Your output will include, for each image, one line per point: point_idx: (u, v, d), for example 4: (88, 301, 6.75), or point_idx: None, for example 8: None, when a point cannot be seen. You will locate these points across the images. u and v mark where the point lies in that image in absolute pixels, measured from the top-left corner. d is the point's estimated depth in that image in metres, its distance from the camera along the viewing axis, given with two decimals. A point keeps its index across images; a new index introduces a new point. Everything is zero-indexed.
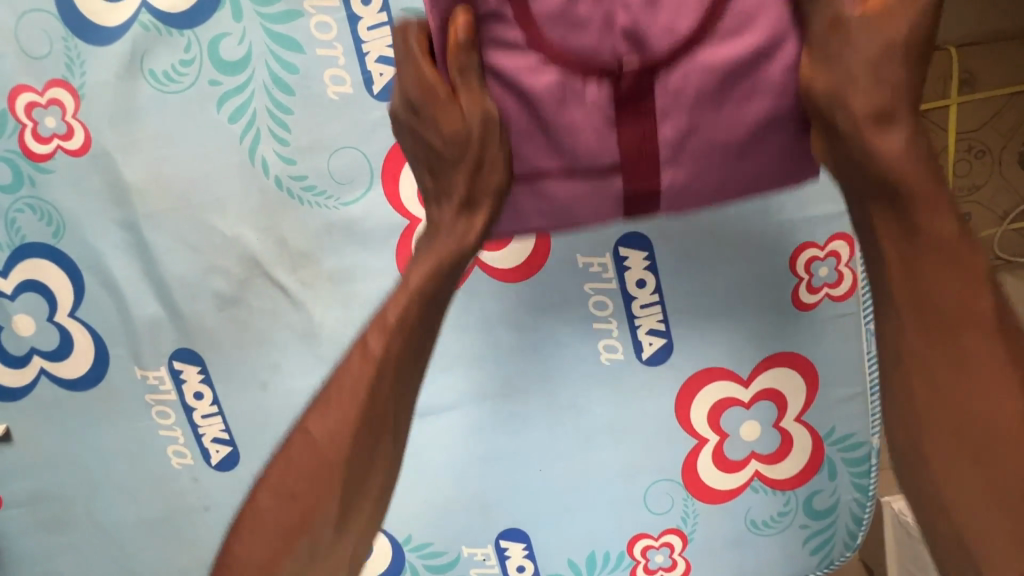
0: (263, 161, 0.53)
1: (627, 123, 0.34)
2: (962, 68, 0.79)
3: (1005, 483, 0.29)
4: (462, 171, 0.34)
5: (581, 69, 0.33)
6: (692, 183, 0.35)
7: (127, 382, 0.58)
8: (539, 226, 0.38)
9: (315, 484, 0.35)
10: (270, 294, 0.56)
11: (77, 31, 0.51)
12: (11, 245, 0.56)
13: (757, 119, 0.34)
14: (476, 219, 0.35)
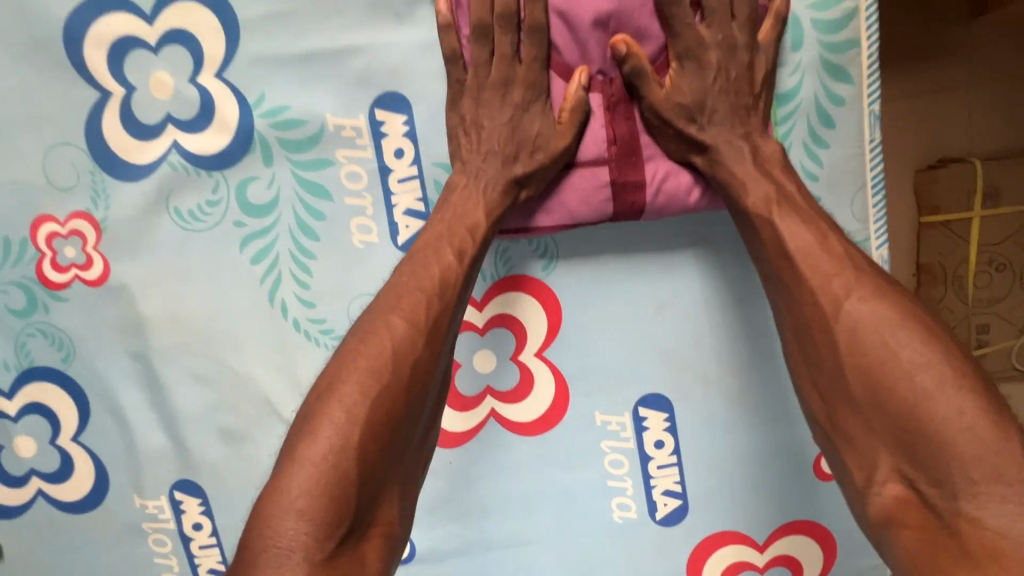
0: (283, 303, 0.53)
1: (620, 196, 0.47)
2: (987, 182, 0.76)
3: (914, 440, 0.34)
4: (474, 185, 0.47)
5: (589, 166, 0.48)
6: (672, 175, 0.48)
7: (126, 507, 0.57)
8: (546, 220, 0.49)
9: (356, 417, 0.36)
10: (279, 432, 0.55)
11: (104, 166, 0.51)
12: (19, 367, 0.54)
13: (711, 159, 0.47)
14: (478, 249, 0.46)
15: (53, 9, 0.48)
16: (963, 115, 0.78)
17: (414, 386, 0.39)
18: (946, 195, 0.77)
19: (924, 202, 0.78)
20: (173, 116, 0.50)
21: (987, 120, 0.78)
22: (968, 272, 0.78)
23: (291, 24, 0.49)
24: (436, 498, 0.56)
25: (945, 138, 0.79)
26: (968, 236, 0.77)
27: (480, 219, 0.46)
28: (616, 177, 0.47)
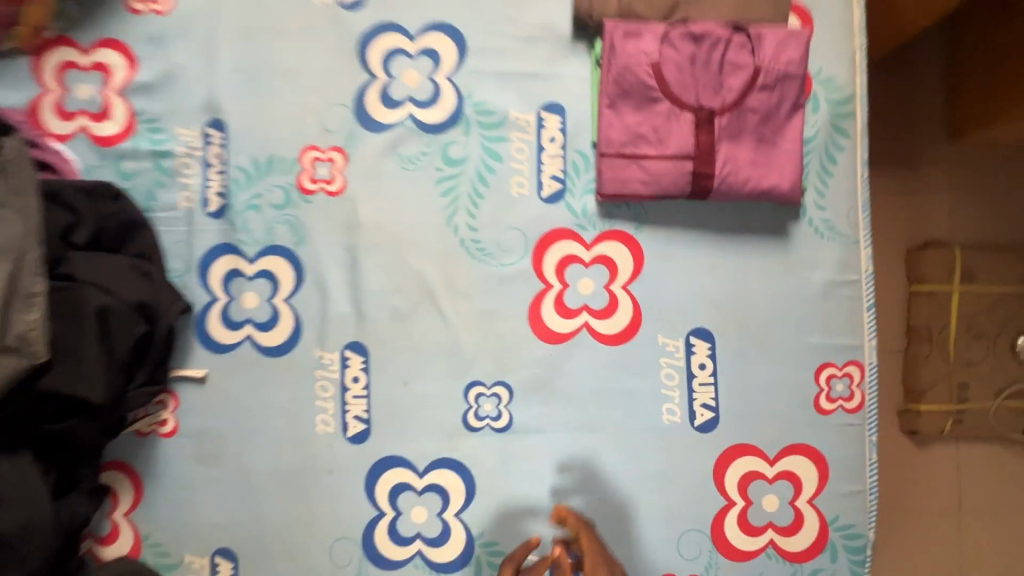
0: (455, 226, 0.77)
1: (697, 181, 0.71)
2: (962, 266, 1.18)
3: None
4: (624, 153, 0.73)
5: (680, 158, 0.71)
6: (733, 172, 0.71)
7: (307, 357, 0.78)
8: (643, 191, 0.73)
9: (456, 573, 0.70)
10: (432, 315, 0.77)
11: (361, 122, 0.79)
12: (264, 244, 0.79)
13: (757, 165, 0.72)
14: (653, 190, 0.72)
15: (358, 26, 0.79)
16: (943, 221, 1.23)
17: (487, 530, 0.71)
18: (928, 271, 1.19)
19: (914, 275, 1.21)
20: (413, 97, 0.78)
21: (954, 229, 1.23)
22: (951, 336, 1.18)
23: (501, 54, 0.78)
24: (534, 384, 0.76)
25: (931, 232, 1.23)
26: (949, 304, 1.19)
27: (668, 170, 0.71)
28: (696, 169, 0.71)
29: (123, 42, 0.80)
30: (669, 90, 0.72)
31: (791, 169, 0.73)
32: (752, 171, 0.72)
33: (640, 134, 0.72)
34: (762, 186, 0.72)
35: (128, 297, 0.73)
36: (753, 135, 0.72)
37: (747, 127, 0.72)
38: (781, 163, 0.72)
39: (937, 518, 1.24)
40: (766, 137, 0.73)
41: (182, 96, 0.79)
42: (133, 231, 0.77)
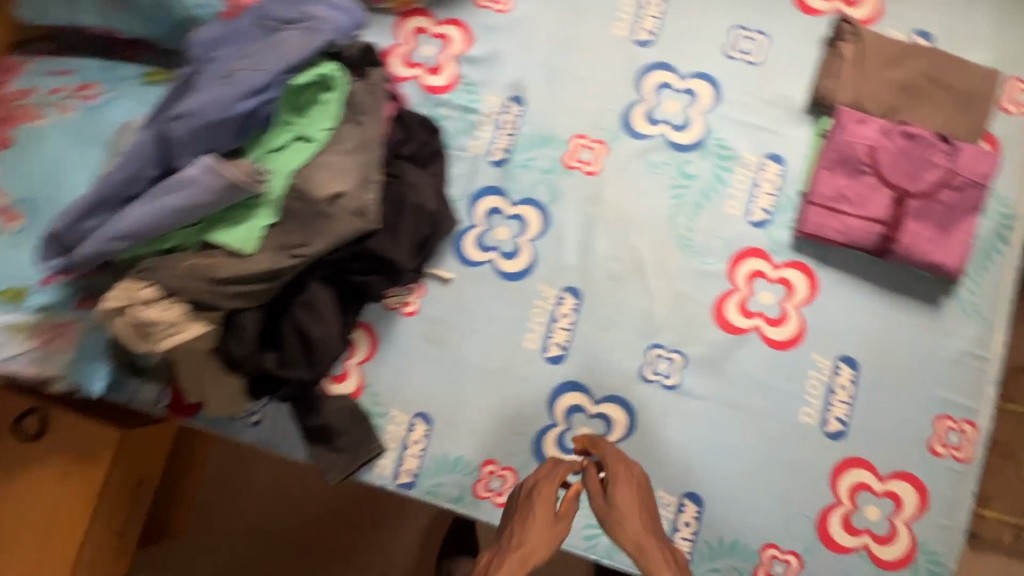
0: (675, 223, 0.99)
1: (882, 242, 0.91)
2: None
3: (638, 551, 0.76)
4: (828, 206, 0.93)
5: (873, 220, 0.91)
6: (913, 243, 0.90)
7: (533, 288, 1.00)
8: (835, 237, 0.93)
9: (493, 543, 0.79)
10: (638, 284, 0.98)
11: (624, 127, 1.02)
12: (525, 195, 1.02)
13: (933, 243, 0.91)
14: (843, 239, 0.92)
15: (643, 58, 1.03)
16: None
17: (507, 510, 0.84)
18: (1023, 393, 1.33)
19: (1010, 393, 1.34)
20: (671, 121, 1.01)
21: None
22: None
23: (745, 108, 1.01)
24: (704, 360, 0.95)
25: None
26: None
27: (861, 227, 0.91)
28: (884, 232, 0.91)
29: (467, 23, 1.06)
30: (878, 169, 0.92)
31: (959, 254, 0.91)
32: (928, 247, 0.90)
33: (846, 195, 0.93)
34: (932, 260, 0.90)
35: (430, 204, 0.96)
36: (935, 220, 0.91)
37: (932, 213, 0.91)
38: (952, 247, 0.91)
39: None
40: (945, 225, 0.91)
41: (498, 73, 1.05)
42: (436, 158, 1.01)
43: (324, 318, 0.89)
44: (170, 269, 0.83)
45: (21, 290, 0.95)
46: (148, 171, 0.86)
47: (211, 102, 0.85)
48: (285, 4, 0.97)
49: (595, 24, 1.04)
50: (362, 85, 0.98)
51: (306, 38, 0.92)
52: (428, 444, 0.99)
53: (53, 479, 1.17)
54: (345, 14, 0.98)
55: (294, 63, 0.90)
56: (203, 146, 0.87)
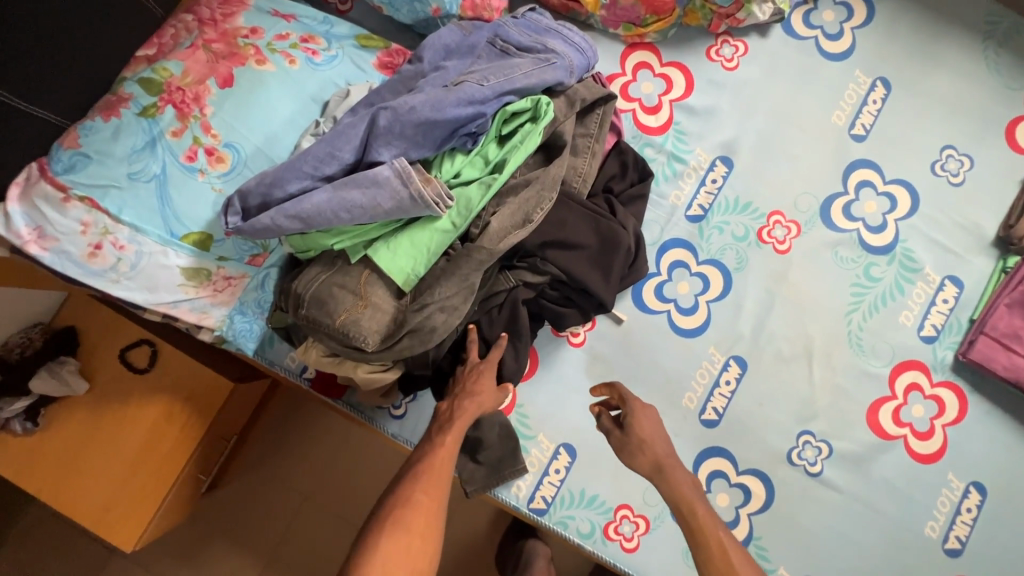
0: (851, 319, 1.02)
1: None
2: None
3: (448, 441, 0.84)
4: (1001, 340, 0.97)
5: None
6: None
7: (702, 348, 1.01)
8: (1001, 371, 0.97)
9: (413, 478, 0.79)
10: (804, 369, 1.01)
11: (821, 215, 1.04)
12: (712, 256, 1.03)
13: None
14: (1011, 374, 0.96)
15: (854, 152, 1.05)
16: None
17: (431, 434, 0.86)
18: None
19: None
20: (868, 221, 1.03)
21: None
22: None
23: (938, 225, 1.04)
24: (848, 456, 0.99)
25: None
26: None
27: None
28: None
29: (691, 71, 1.06)
30: None
31: None
32: None
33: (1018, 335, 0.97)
34: None
35: (634, 245, 0.95)
36: None
37: None
38: None
39: None
40: None
41: (712, 130, 1.05)
42: (639, 200, 1.00)
43: (524, 339, 0.92)
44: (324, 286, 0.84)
45: (206, 237, 0.88)
46: (341, 149, 0.82)
47: (424, 100, 0.82)
48: (524, 31, 0.95)
49: (816, 107, 1.06)
50: (562, 101, 0.92)
51: (538, 70, 0.89)
52: (567, 475, 1.00)
53: (153, 418, 1.13)
54: (582, 53, 0.95)
55: (516, 88, 0.86)
56: (406, 143, 0.83)
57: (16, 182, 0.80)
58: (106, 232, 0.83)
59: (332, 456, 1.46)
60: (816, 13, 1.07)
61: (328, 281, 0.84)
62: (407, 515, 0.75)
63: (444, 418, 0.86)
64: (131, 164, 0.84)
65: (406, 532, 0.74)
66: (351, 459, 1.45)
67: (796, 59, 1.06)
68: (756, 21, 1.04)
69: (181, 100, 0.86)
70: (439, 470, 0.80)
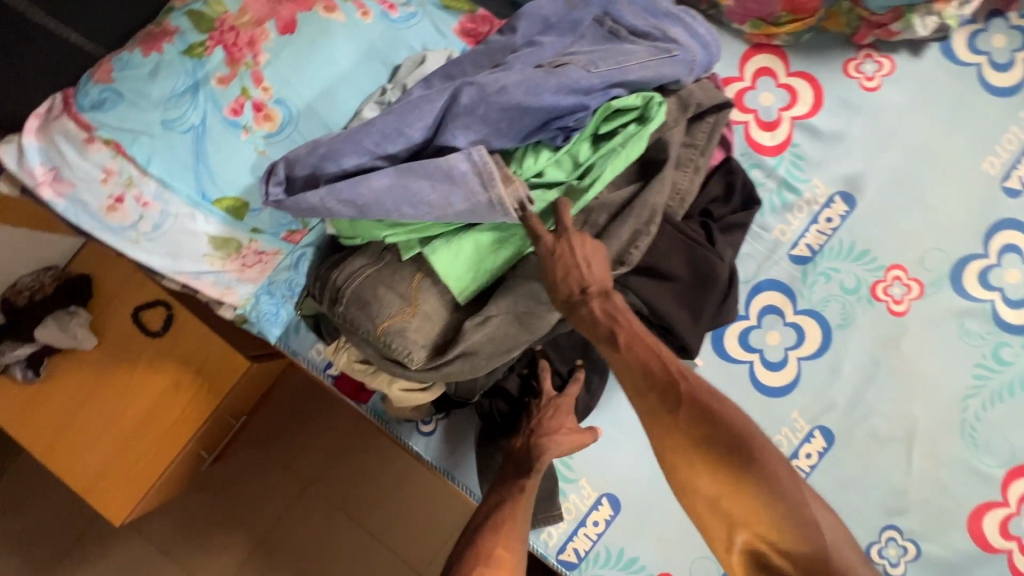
0: (967, 405, 0.86)
1: None
2: None
3: (524, 489, 0.71)
4: None
5: None
6: None
7: (784, 411, 0.87)
8: None
9: (489, 530, 0.67)
10: (901, 455, 0.86)
11: (951, 278, 0.87)
12: (812, 307, 0.88)
13: None
14: None
15: (1004, 208, 0.88)
16: None
17: (505, 476, 0.74)
18: None
19: None
20: (1007, 293, 0.87)
21: None
22: None
23: None
24: (937, 563, 0.84)
25: None
26: None
27: None
28: None
29: (822, 87, 0.90)
30: None
31: None
32: None
33: None
34: None
35: (730, 284, 0.81)
36: None
37: None
38: None
39: None
40: None
41: (835, 158, 0.89)
42: (740, 230, 0.85)
43: (599, 371, 0.83)
44: (373, 284, 0.73)
45: (241, 204, 0.76)
46: (412, 125, 0.69)
47: (519, 81, 0.68)
48: (639, 12, 0.80)
49: (965, 149, 0.89)
50: (673, 103, 0.78)
51: (654, 62, 0.75)
52: (606, 530, 0.87)
53: (160, 387, 1.04)
54: (704, 48, 0.80)
55: (627, 80, 0.72)
56: (488, 130, 0.69)
57: (37, 113, 0.69)
58: (129, 184, 0.72)
59: (340, 446, 1.42)
60: (985, 35, 0.89)
61: (375, 278, 0.73)
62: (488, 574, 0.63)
63: (516, 461, 0.74)
64: (167, 109, 0.72)
65: None
66: (360, 452, 1.41)
67: (950, 88, 0.89)
68: (912, 36, 0.86)
69: (233, 42, 0.74)
70: (515, 524, 0.68)
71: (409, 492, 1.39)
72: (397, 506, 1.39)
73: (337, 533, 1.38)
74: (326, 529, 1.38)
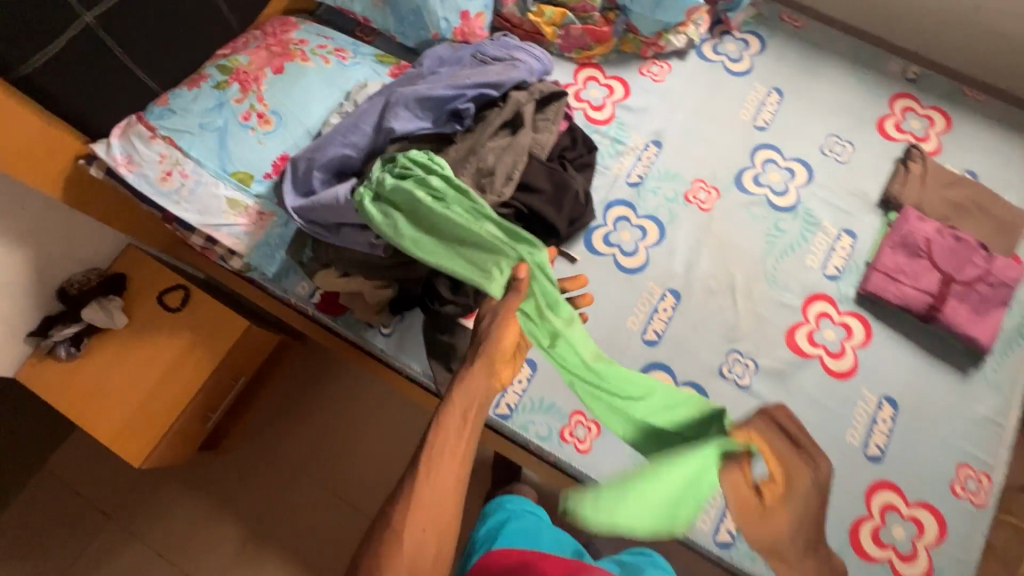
0: (766, 261, 1.23)
1: (930, 306, 1.14)
2: None
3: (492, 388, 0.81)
4: (889, 272, 1.17)
5: (920, 289, 1.15)
6: (954, 313, 1.13)
7: (643, 283, 1.22)
8: (891, 297, 1.16)
9: (467, 419, 0.80)
10: (728, 300, 1.20)
11: (735, 183, 1.29)
12: (649, 212, 1.27)
13: (965, 313, 1.13)
14: (898, 298, 1.15)
15: (759, 138, 1.33)
16: None
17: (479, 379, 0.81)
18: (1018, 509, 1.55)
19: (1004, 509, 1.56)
20: (773, 187, 1.29)
21: None
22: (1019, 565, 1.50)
23: (831, 191, 1.29)
24: (772, 372, 1.14)
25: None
26: None
27: (912, 293, 1.15)
28: (931, 302, 1.14)
29: (628, 82, 1.39)
30: (927, 252, 1.17)
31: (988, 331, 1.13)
32: (962, 316, 1.13)
33: (899, 267, 1.17)
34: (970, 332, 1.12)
35: (583, 196, 1.22)
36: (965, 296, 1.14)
37: (965, 295, 1.14)
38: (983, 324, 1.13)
39: None
40: (979, 306, 1.14)
41: (645, 122, 1.35)
42: (587, 168, 1.27)
43: None
44: (347, 235, 1.10)
45: (249, 176, 1.15)
46: (364, 122, 1.15)
47: (423, 89, 1.15)
48: (498, 47, 1.29)
49: (726, 107, 1.36)
50: (524, 91, 1.23)
51: (507, 70, 1.22)
52: (528, 386, 1.15)
53: (175, 351, 1.32)
54: (540, 63, 1.29)
55: (490, 82, 1.19)
56: (409, 117, 1.15)
57: (119, 126, 1.10)
58: (176, 163, 1.11)
59: (324, 431, 1.64)
60: (722, 45, 1.43)
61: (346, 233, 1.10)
62: (449, 448, 0.78)
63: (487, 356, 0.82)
64: (203, 118, 1.13)
65: (449, 456, 0.78)
66: (342, 432, 1.63)
67: (708, 75, 1.40)
68: (674, 47, 1.39)
69: (244, 80, 1.18)
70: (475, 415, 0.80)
71: (383, 461, 1.61)
72: (371, 474, 1.60)
73: (324, 508, 1.57)
74: (313, 505, 1.57)
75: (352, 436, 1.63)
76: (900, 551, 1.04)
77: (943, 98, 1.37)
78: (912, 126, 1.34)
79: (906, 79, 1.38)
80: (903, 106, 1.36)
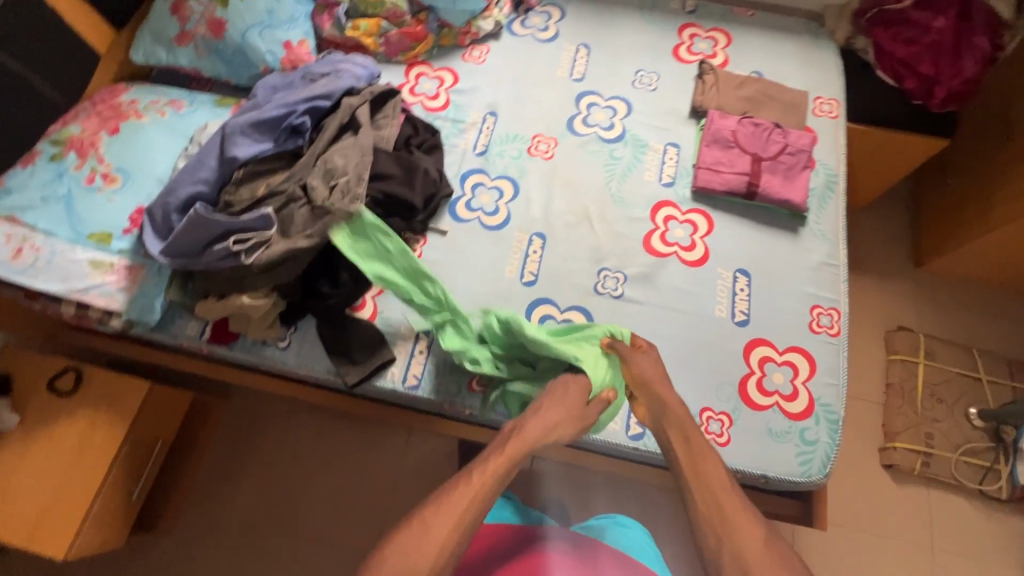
0: (611, 186, 1.37)
1: (748, 184, 1.31)
2: (926, 347, 1.73)
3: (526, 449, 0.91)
4: (711, 165, 1.34)
5: (737, 172, 1.32)
6: (768, 184, 1.31)
7: (510, 234, 1.32)
8: (717, 186, 1.32)
9: (498, 470, 0.88)
10: (588, 228, 1.33)
11: (568, 130, 1.44)
12: (500, 173, 1.39)
13: (777, 181, 1.32)
14: (722, 185, 1.32)
15: (579, 88, 1.50)
16: (909, 313, 1.80)
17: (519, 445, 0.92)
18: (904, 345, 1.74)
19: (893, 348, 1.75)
20: (601, 125, 1.45)
21: (917, 319, 1.79)
22: (918, 391, 1.68)
23: (650, 115, 1.46)
24: (639, 277, 1.27)
25: (898, 318, 1.79)
26: (918, 371, 1.70)
27: (732, 178, 1.32)
28: (749, 180, 1.31)
29: (455, 69, 1.53)
30: (734, 142, 1.36)
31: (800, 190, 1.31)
32: (775, 184, 1.31)
33: (716, 159, 1.34)
34: (786, 195, 1.30)
35: (435, 173, 1.32)
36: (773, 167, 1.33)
37: (774, 167, 1.33)
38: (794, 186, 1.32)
39: (897, 532, 1.58)
40: (787, 172, 1.33)
41: (478, 99, 1.49)
42: (435, 149, 1.38)
43: None
44: (214, 260, 1.14)
45: (107, 235, 1.17)
46: (207, 158, 1.21)
47: (256, 115, 1.23)
48: (323, 64, 1.38)
49: (544, 69, 1.52)
50: (356, 96, 1.33)
51: (332, 81, 1.33)
52: (429, 353, 1.22)
53: (78, 432, 1.28)
54: (366, 69, 1.40)
55: (318, 94, 1.29)
56: (250, 142, 1.22)
57: None
58: (25, 239, 1.14)
59: (267, 476, 1.61)
60: (527, 20, 1.60)
61: (211, 259, 1.14)
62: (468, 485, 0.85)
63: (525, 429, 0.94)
64: (45, 191, 1.17)
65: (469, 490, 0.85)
66: (284, 473, 1.62)
67: (522, 47, 1.56)
68: (485, 31, 1.54)
69: (81, 147, 1.22)
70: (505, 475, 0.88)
71: (332, 486, 1.60)
72: (324, 504, 1.58)
73: (285, 552, 1.54)
74: (273, 551, 1.54)
75: (295, 471, 1.61)
76: (783, 392, 1.17)
77: (720, 19, 1.59)
78: (701, 48, 1.55)
79: (687, 11, 1.60)
80: (690, 33, 1.57)
